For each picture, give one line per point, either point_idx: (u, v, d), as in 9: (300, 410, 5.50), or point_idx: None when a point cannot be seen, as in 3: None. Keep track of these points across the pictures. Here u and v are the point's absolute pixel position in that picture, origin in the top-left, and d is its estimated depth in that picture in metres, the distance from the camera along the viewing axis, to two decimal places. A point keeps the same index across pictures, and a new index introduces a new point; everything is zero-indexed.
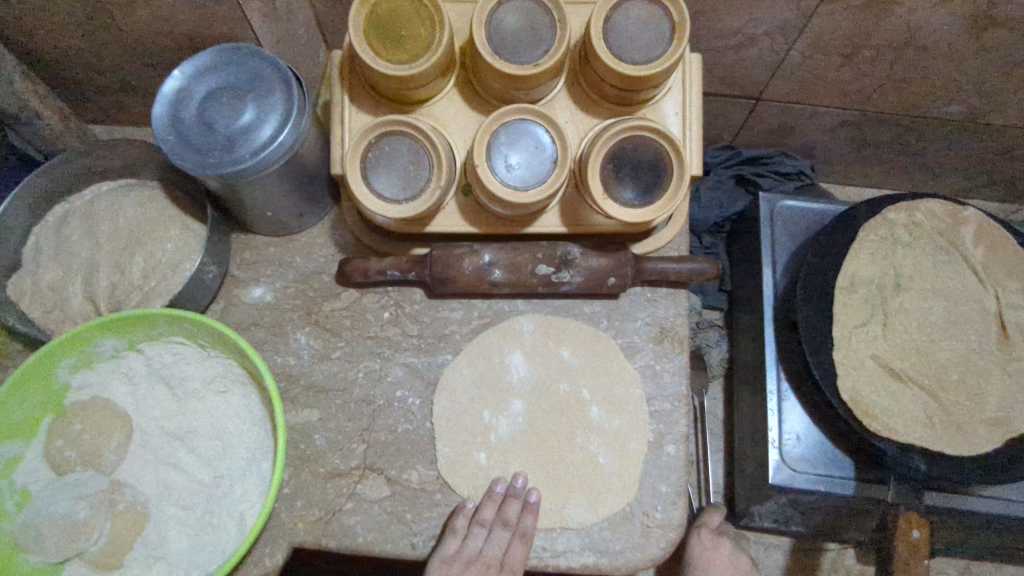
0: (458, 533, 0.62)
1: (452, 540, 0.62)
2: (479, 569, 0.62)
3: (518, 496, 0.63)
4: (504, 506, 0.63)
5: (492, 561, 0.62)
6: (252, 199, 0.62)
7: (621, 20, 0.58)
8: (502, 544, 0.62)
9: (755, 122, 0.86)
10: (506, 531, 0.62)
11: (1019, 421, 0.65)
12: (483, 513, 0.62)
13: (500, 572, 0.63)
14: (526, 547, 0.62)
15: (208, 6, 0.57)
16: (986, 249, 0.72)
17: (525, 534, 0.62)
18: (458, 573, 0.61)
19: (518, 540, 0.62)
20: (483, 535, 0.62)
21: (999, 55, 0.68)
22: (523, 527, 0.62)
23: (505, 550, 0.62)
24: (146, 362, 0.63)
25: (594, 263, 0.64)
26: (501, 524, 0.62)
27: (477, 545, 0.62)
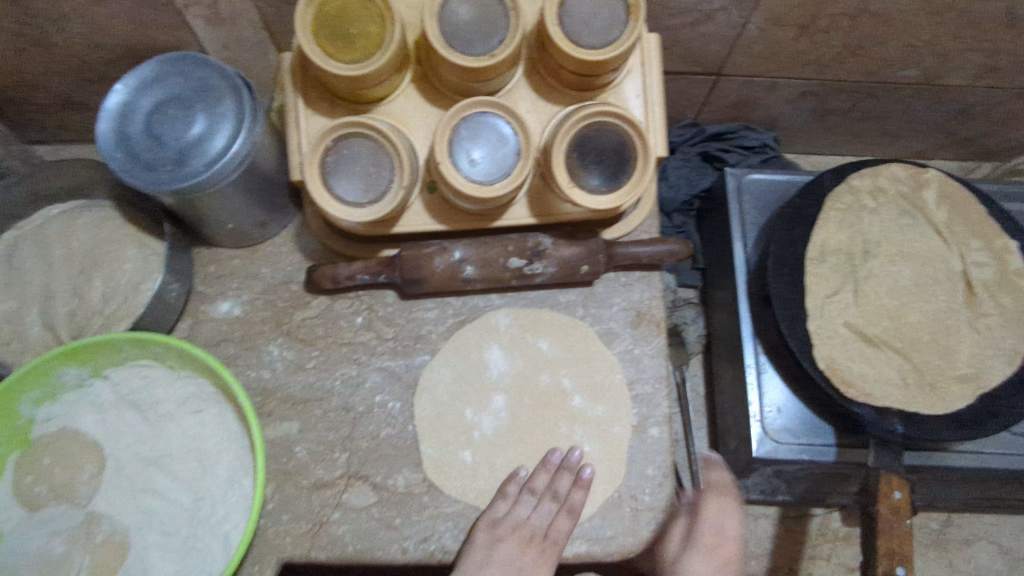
0: (507, 498, 0.63)
1: (501, 505, 0.63)
2: (523, 536, 0.62)
3: (569, 467, 0.64)
4: (556, 478, 0.63)
5: (537, 531, 0.62)
6: (210, 212, 0.60)
7: (575, 5, 0.57)
8: (549, 516, 0.63)
9: (717, 97, 0.87)
10: (555, 503, 0.63)
11: (990, 376, 0.66)
12: (535, 484, 0.63)
13: (543, 544, 0.62)
14: (571, 522, 0.62)
15: (147, 16, 0.55)
16: (949, 209, 0.73)
17: (572, 510, 0.62)
18: (501, 536, 0.61)
19: (565, 514, 0.62)
20: (532, 504, 0.63)
21: (950, 17, 0.68)
22: (571, 502, 0.62)
23: (552, 522, 0.62)
24: (114, 388, 0.61)
25: (566, 252, 0.64)
26: (550, 496, 0.63)
27: (526, 512, 0.63)
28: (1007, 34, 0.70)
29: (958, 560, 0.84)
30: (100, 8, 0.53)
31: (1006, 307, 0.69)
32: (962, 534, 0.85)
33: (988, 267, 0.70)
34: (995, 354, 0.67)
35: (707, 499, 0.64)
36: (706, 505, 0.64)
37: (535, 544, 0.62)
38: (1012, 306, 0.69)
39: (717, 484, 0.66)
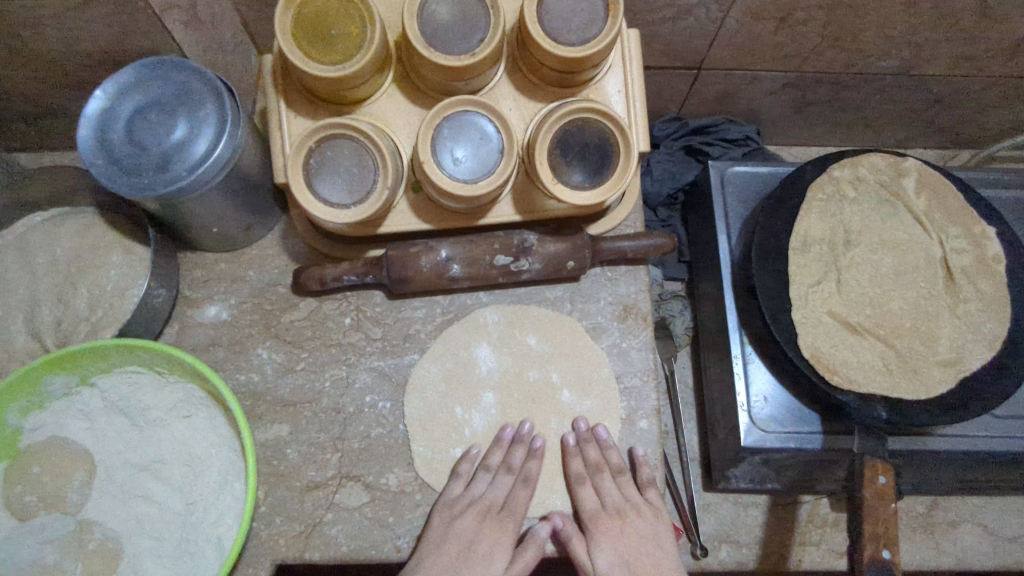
0: (462, 478, 0.63)
1: (456, 484, 0.63)
2: (478, 510, 0.62)
3: (523, 441, 0.65)
4: (511, 452, 0.64)
5: (494, 504, 0.63)
6: (195, 216, 0.60)
7: (555, 3, 0.58)
8: (505, 489, 0.64)
9: (699, 91, 0.87)
10: (510, 475, 0.64)
11: (971, 360, 0.67)
12: (490, 459, 0.64)
13: (501, 516, 0.63)
14: (528, 493, 0.64)
15: (125, 22, 0.54)
16: (928, 197, 0.74)
17: (528, 479, 0.64)
18: (459, 512, 0.62)
19: (521, 484, 0.64)
20: (487, 479, 0.64)
21: (925, 8, 0.69)
22: (526, 471, 0.64)
23: (509, 494, 0.64)
24: (102, 396, 0.61)
25: (551, 248, 0.65)
26: (506, 469, 0.64)
27: (482, 487, 0.64)
28: (980, 23, 0.71)
29: (944, 542, 0.85)
30: (78, 14, 0.53)
31: (985, 292, 0.70)
32: (948, 517, 0.86)
33: (967, 253, 0.71)
34: (975, 338, 0.68)
35: (581, 483, 0.64)
36: (582, 486, 0.64)
37: (492, 519, 0.62)
38: (991, 291, 0.70)
39: (592, 457, 0.65)
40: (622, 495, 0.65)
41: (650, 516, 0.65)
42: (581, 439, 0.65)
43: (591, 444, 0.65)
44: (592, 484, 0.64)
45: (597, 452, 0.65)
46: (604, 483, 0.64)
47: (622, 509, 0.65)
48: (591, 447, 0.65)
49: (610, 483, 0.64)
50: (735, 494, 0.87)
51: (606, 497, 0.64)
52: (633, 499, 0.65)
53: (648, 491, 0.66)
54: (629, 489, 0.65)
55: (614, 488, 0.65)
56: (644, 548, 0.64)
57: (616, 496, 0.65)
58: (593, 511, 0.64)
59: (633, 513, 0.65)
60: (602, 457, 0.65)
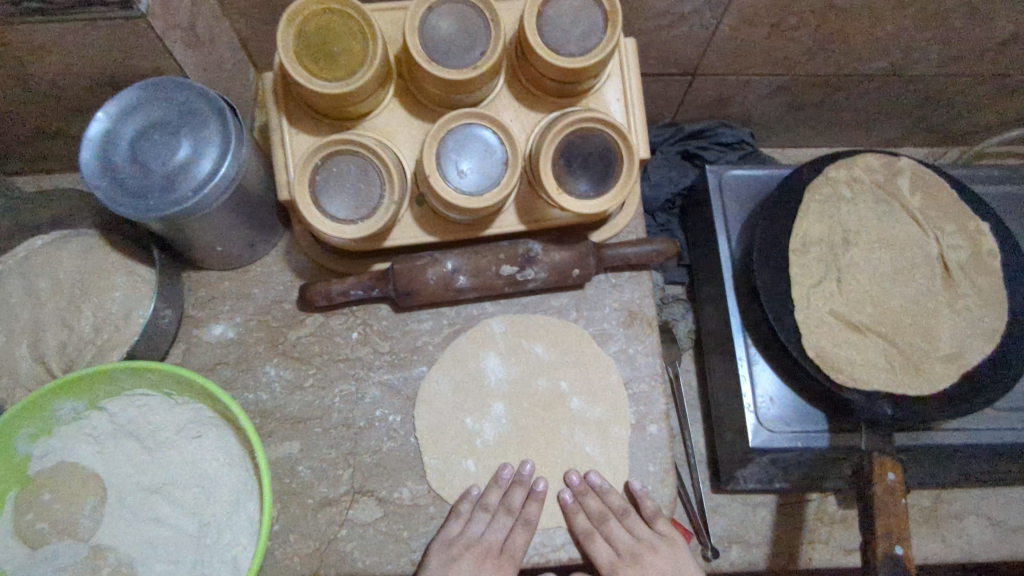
0: (460, 517, 0.62)
1: (454, 524, 0.62)
2: (476, 552, 0.61)
3: (523, 483, 0.64)
4: (509, 492, 0.64)
5: (493, 546, 0.62)
6: (200, 235, 0.60)
7: (554, 14, 0.58)
8: (504, 530, 0.63)
9: (693, 97, 0.88)
10: (510, 516, 0.63)
11: (972, 354, 0.68)
12: (488, 498, 0.63)
13: (499, 559, 0.62)
14: (528, 534, 0.63)
15: (125, 43, 0.54)
16: (923, 196, 0.75)
17: (528, 521, 0.63)
18: (457, 554, 0.61)
19: (521, 527, 0.63)
20: (484, 521, 0.63)
21: (914, 10, 0.71)
22: (526, 515, 0.63)
23: (508, 535, 0.63)
24: (110, 419, 0.60)
25: (556, 257, 0.65)
26: (504, 510, 0.63)
27: (478, 529, 0.62)
28: (968, 23, 0.73)
29: (949, 535, 0.86)
30: (78, 37, 0.53)
31: (983, 288, 0.71)
32: (953, 509, 0.87)
33: (963, 249, 0.73)
34: (975, 333, 0.69)
35: (589, 537, 0.63)
36: (592, 541, 0.63)
37: (491, 562, 0.62)
38: (988, 286, 0.71)
39: (594, 509, 0.64)
40: (634, 537, 0.64)
41: (668, 551, 0.64)
42: (579, 490, 0.65)
43: (589, 495, 0.65)
44: (601, 535, 0.63)
45: (597, 501, 0.64)
46: (613, 529, 0.63)
47: (637, 551, 0.63)
48: (589, 499, 0.64)
49: (621, 528, 0.63)
50: (743, 494, 0.87)
51: (618, 544, 0.63)
52: (645, 537, 0.64)
53: (658, 524, 0.64)
54: (639, 528, 0.64)
55: (625, 530, 0.63)
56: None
57: (628, 540, 0.63)
58: (610, 562, 0.62)
59: (651, 550, 0.63)
60: (603, 506, 0.64)
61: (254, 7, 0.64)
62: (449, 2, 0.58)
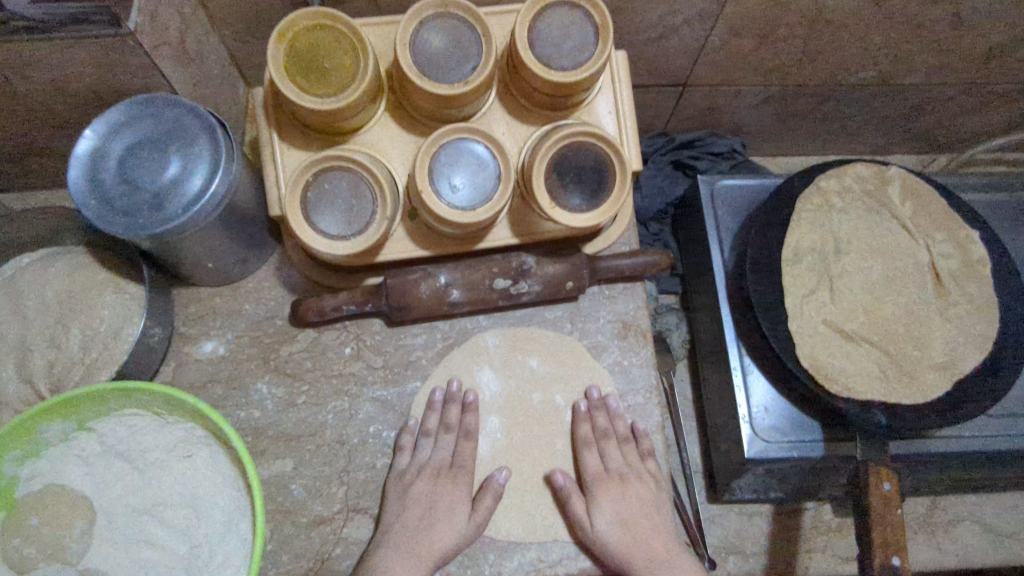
0: (407, 449, 0.65)
1: (403, 456, 0.65)
2: (429, 473, 0.64)
3: (456, 400, 0.67)
4: (445, 411, 0.66)
5: (443, 464, 0.65)
6: (190, 253, 0.60)
7: (544, 28, 0.58)
8: (451, 446, 0.66)
9: (684, 107, 0.89)
10: (451, 433, 0.66)
11: (965, 363, 0.68)
12: (428, 424, 0.66)
13: (452, 472, 0.65)
14: (472, 444, 0.66)
15: (113, 60, 0.54)
16: (913, 204, 0.76)
17: (468, 433, 0.66)
18: (411, 481, 0.64)
19: (464, 439, 0.66)
20: (430, 444, 0.66)
21: (900, 21, 0.71)
22: (466, 426, 0.66)
23: (454, 449, 0.66)
24: (99, 440, 0.60)
25: (550, 269, 0.65)
26: (444, 428, 0.66)
27: (427, 452, 0.65)
28: (954, 33, 0.74)
29: (945, 542, 0.86)
30: (65, 55, 0.52)
31: (973, 295, 0.71)
32: (947, 515, 0.87)
33: (953, 257, 0.73)
34: (967, 341, 0.69)
35: (587, 446, 0.66)
36: (589, 450, 0.66)
37: (445, 476, 0.65)
38: (978, 293, 0.71)
39: (602, 425, 0.67)
40: (625, 461, 0.68)
41: (651, 483, 0.68)
42: (593, 406, 0.68)
43: (602, 412, 0.67)
44: (597, 449, 0.67)
45: (605, 420, 0.67)
46: (610, 449, 0.67)
47: (624, 474, 0.67)
48: (601, 415, 0.67)
49: (616, 451, 0.67)
50: (739, 504, 0.87)
51: (609, 461, 0.67)
52: (635, 465, 0.68)
53: (648, 461, 0.69)
54: (631, 456, 0.68)
55: (619, 454, 0.67)
56: (643, 513, 0.66)
57: (620, 462, 0.67)
58: (596, 474, 0.66)
59: (636, 478, 0.67)
60: (610, 425, 0.67)
61: (244, 23, 0.64)
62: (439, 17, 0.58)
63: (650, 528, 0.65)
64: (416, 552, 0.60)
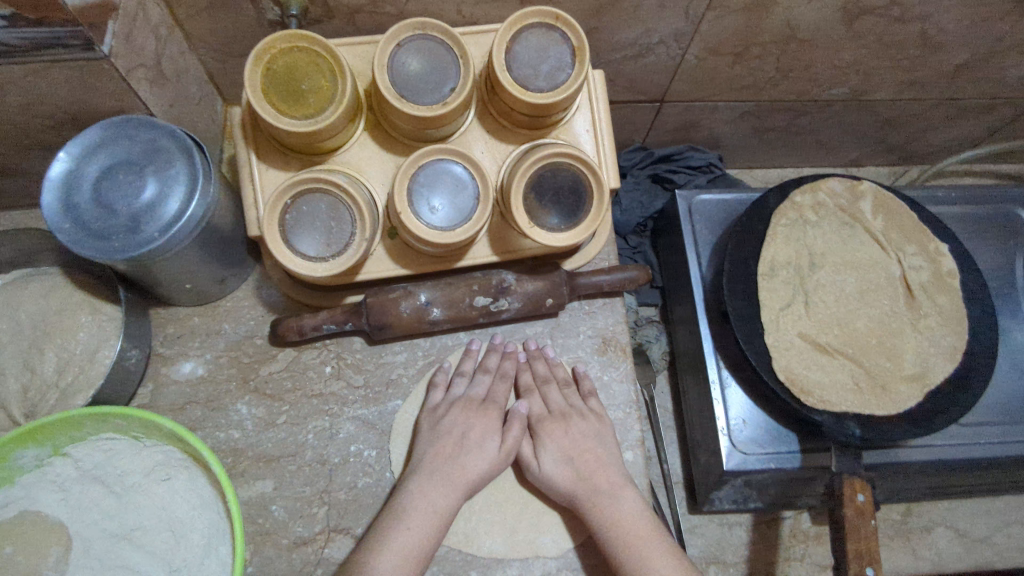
0: (441, 386, 0.68)
1: (436, 393, 0.67)
2: (462, 405, 0.66)
3: (497, 349, 0.70)
4: (484, 357, 0.69)
5: (476, 399, 0.67)
6: (167, 273, 0.59)
7: (522, 50, 0.59)
8: (485, 386, 0.68)
9: (662, 122, 0.90)
10: (488, 374, 0.69)
11: (935, 374, 0.70)
12: (463, 365, 0.68)
13: (484, 405, 0.67)
14: (507, 386, 0.68)
15: (88, 83, 0.54)
16: (884, 218, 0.77)
17: (505, 375, 0.69)
18: (444, 413, 0.66)
19: (500, 379, 0.69)
20: (465, 382, 0.68)
21: (870, 40, 0.73)
22: (504, 369, 0.69)
23: (489, 388, 0.68)
24: (76, 465, 0.59)
25: (530, 287, 0.65)
26: (481, 370, 0.69)
27: (461, 389, 0.67)
28: (921, 51, 0.76)
29: (920, 548, 0.88)
30: (40, 78, 0.52)
31: (943, 307, 0.73)
32: (922, 522, 0.89)
33: (924, 270, 0.75)
34: (937, 352, 0.71)
35: (529, 392, 0.69)
36: (531, 395, 0.69)
37: (476, 410, 0.66)
38: (947, 306, 0.73)
39: (541, 372, 0.69)
40: (567, 402, 0.68)
41: (593, 418, 0.67)
42: (532, 355, 0.70)
43: (540, 360, 0.70)
44: (539, 394, 0.69)
45: (545, 367, 0.70)
46: (550, 392, 0.68)
47: (567, 412, 0.67)
48: (540, 362, 0.69)
49: (558, 393, 0.68)
50: (719, 514, 0.88)
51: (552, 403, 0.68)
52: (577, 404, 0.68)
53: (591, 401, 0.69)
54: (573, 397, 0.68)
55: (562, 396, 0.68)
56: (586, 444, 0.65)
57: (562, 402, 0.68)
58: (540, 416, 0.68)
59: (577, 415, 0.67)
60: (550, 371, 0.70)
61: (222, 43, 0.64)
62: (417, 39, 0.58)
63: (593, 460, 0.65)
64: (451, 478, 0.62)
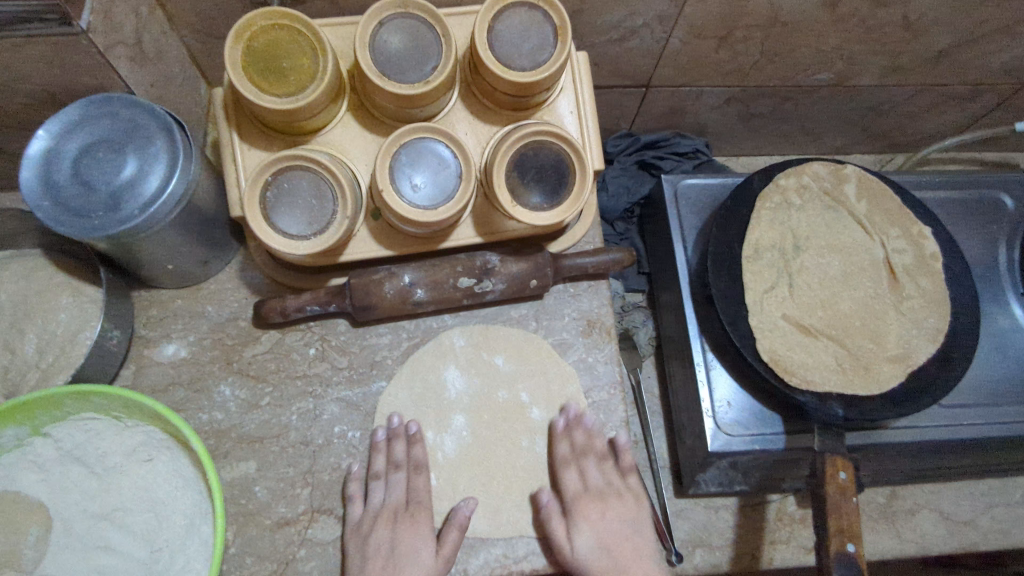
0: (358, 498, 0.63)
1: (355, 507, 0.62)
2: (387, 517, 0.61)
3: (400, 435, 0.65)
4: (390, 450, 0.64)
5: (398, 505, 0.63)
6: (148, 254, 0.59)
7: (504, 28, 0.59)
8: (402, 485, 0.64)
9: (648, 108, 0.90)
10: (401, 470, 0.64)
11: (917, 355, 0.70)
12: (374, 466, 0.64)
13: (408, 511, 0.63)
14: (424, 476, 0.64)
15: (68, 59, 0.53)
16: (868, 201, 0.78)
17: (418, 465, 0.64)
18: (369, 529, 0.61)
19: (415, 473, 0.64)
20: (381, 486, 0.63)
21: (854, 23, 0.73)
22: (414, 459, 0.64)
23: (408, 488, 0.64)
24: (56, 446, 0.59)
25: (513, 268, 0.65)
26: (393, 467, 0.64)
27: (380, 495, 0.63)
28: (905, 36, 0.76)
29: (905, 530, 0.88)
30: (17, 54, 0.52)
31: (926, 289, 0.74)
32: (907, 505, 0.89)
33: (907, 253, 0.75)
34: (920, 333, 0.71)
35: (566, 465, 0.66)
36: (567, 469, 0.66)
37: (402, 518, 0.62)
38: (931, 288, 0.74)
39: (579, 441, 0.66)
40: (605, 479, 0.67)
41: (631, 498, 0.69)
42: (570, 422, 0.67)
43: (579, 428, 0.66)
44: (576, 467, 0.66)
45: (583, 436, 0.66)
46: (589, 467, 0.66)
47: (604, 492, 0.67)
48: (578, 432, 0.66)
49: (595, 468, 0.66)
50: (705, 498, 0.88)
51: (589, 480, 0.66)
52: (614, 484, 0.68)
53: (629, 478, 0.70)
54: (611, 475, 0.68)
55: (598, 473, 0.67)
56: (623, 531, 0.66)
57: (599, 480, 0.67)
58: (576, 493, 0.65)
59: (615, 496, 0.68)
60: (588, 441, 0.66)
61: (204, 23, 0.64)
62: (398, 18, 0.58)
63: (630, 548, 0.65)
64: None
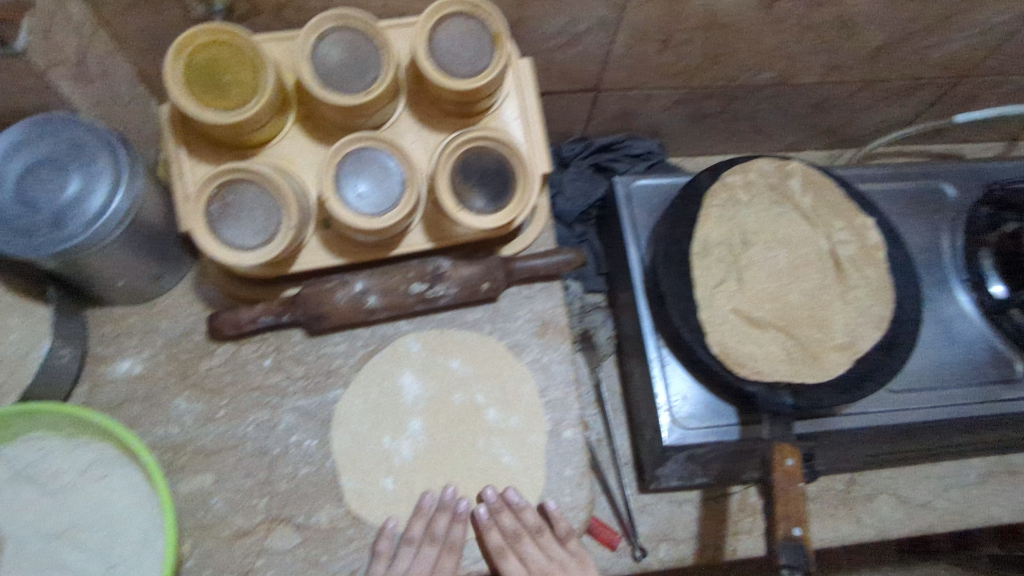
0: (383, 557, 0.61)
1: (378, 566, 0.61)
2: None
3: (449, 508, 0.64)
4: (434, 521, 0.64)
5: None
6: (95, 272, 0.59)
7: (443, 38, 0.61)
8: (431, 561, 0.63)
9: (600, 112, 0.92)
10: (435, 545, 0.63)
11: (863, 342, 0.72)
12: (412, 531, 0.63)
13: None
14: (453, 557, 0.64)
15: (7, 79, 0.54)
16: (813, 194, 0.80)
17: (454, 545, 0.64)
18: None
19: (448, 552, 0.64)
20: (410, 554, 0.62)
21: (790, 23, 0.76)
22: (453, 539, 0.64)
23: (435, 564, 0.63)
24: (9, 466, 0.59)
25: (464, 272, 0.66)
26: (428, 540, 0.63)
27: (405, 564, 0.62)
28: (842, 33, 0.79)
29: (864, 515, 0.90)
30: None
31: (870, 279, 0.76)
32: (865, 490, 0.92)
33: (852, 244, 0.77)
34: (865, 321, 0.73)
35: (502, 554, 0.64)
36: (506, 557, 0.64)
37: None
38: (875, 277, 0.76)
39: (508, 528, 0.65)
40: (546, 555, 0.66)
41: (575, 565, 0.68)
42: (494, 508, 0.65)
43: (504, 512, 0.65)
44: (513, 553, 0.65)
45: (512, 519, 0.65)
46: (527, 548, 0.65)
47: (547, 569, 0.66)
48: (504, 517, 0.65)
49: (534, 547, 0.65)
50: (668, 492, 0.90)
51: (531, 562, 0.65)
52: (557, 555, 0.66)
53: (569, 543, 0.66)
54: (551, 547, 0.66)
55: (538, 550, 0.65)
56: None
57: (540, 557, 0.66)
58: None
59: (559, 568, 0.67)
60: (517, 524, 0.65)
61: (148, 42, 0.64)
62: (338, 30, 0.59)
63: None
64: None
